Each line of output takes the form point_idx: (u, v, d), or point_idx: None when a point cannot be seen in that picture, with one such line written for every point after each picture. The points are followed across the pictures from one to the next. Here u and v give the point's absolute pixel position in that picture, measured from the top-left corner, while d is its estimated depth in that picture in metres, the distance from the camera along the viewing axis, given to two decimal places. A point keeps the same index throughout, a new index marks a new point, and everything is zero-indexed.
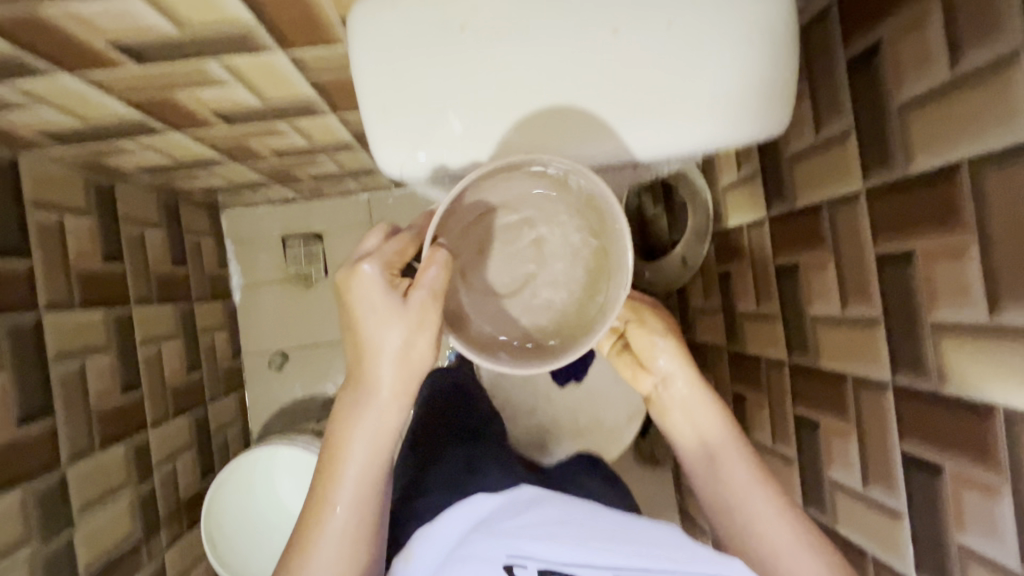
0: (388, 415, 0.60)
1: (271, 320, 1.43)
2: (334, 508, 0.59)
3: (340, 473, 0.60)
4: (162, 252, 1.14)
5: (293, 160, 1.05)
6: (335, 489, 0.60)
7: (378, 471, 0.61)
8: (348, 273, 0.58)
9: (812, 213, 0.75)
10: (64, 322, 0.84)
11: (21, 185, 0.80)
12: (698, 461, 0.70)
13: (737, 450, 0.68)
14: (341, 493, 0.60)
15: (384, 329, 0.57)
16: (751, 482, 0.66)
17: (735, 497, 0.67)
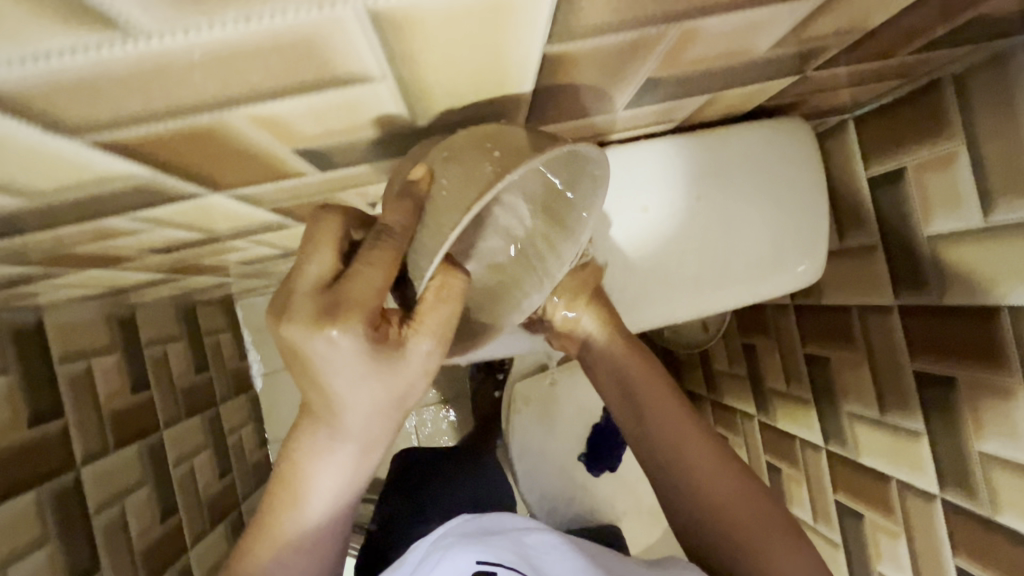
0: (352, 474, 0.46)
1: (294, 404, 1.43)
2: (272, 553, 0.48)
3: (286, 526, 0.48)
4: (184, 363, 1.14)
5: None
6: (280, 532, 0.48)
7: (336, 524, 0.49)
8: (295, 328, 0.35)
9: (840, 313, 0.74)
10: (101, 469, 0.84)
11: (49, 343, 0.80)
12: (681, 502, 0.53)
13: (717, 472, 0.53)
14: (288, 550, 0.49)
15: (358, 391, 0.39)
16: (731, 516, 0.51)
17: (727, 532, 0.51)
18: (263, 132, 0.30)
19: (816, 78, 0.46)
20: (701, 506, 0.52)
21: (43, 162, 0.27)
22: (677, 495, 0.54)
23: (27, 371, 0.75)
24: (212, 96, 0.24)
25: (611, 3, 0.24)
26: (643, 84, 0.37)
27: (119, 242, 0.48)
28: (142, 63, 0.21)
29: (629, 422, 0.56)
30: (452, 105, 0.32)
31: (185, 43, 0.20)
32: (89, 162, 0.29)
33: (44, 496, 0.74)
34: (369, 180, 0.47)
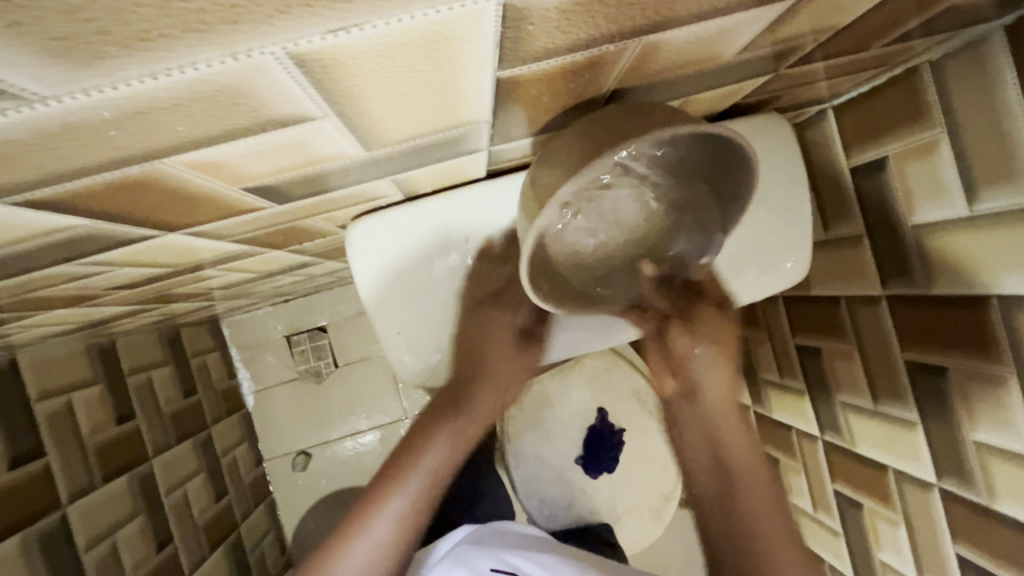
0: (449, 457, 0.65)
1: (288, 420, 1.42)
2: (365, 535, 0.61)
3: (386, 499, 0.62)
4: (171, 387, 1.12)
5: (290, 284, 1.03)
6: (381, 503, 0.62)
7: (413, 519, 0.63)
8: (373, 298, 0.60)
9: (830, 304, 0.73)
10: (88, 505, 0.82)
11: (24, 382, 0.78)
12: (704, 474, 0.61)
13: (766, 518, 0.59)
14: (379, 520, 0.62)
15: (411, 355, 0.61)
16: (752, 502, 0.60)
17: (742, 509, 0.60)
18: (204, 174, 0.28)
19: (790, 74, 0.45)
20: (729, 490, 0.60)
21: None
22: (708, 476, 0.61)
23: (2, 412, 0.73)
24: (137, 148, 0.23)
25: (560, 26, 0.23)
26: (609, 95, 0.35)
27: (79, 285, 0.47)
28: (48, 126, 0.19)
29: (705, 474, 0.62)
30: (407, 133, 0.31)
31: (92, 102, 0.18)
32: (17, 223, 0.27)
33: (28, 539, 0.72)
34: (334, 206, 0.45)
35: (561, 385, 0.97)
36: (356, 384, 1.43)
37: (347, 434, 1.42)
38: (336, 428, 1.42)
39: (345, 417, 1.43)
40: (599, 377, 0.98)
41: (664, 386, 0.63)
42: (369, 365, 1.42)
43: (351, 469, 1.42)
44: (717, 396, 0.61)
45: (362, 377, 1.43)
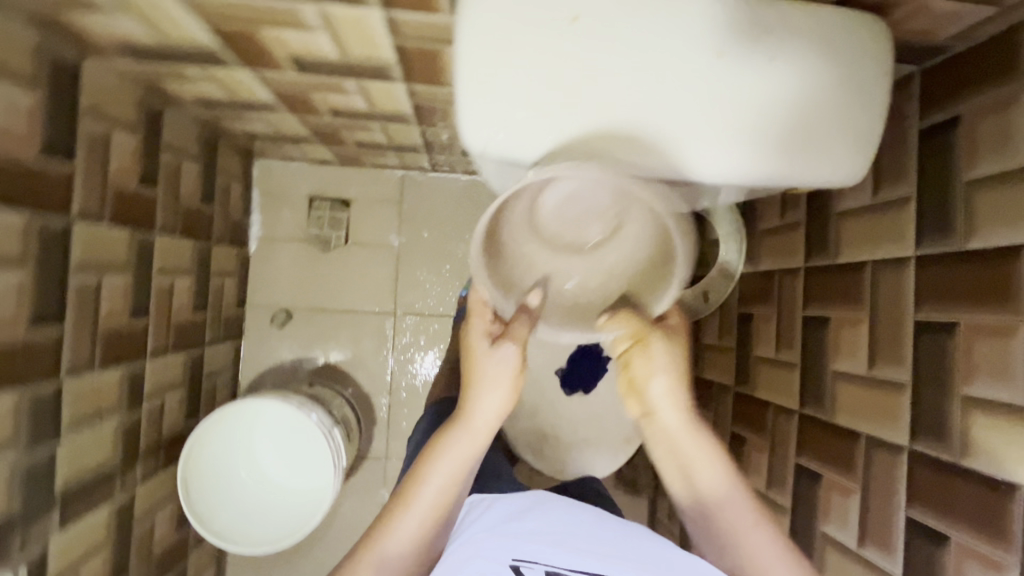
0: (470, 411, 0.72)
1: (282, 277, 1.42)
2: (403, 511, 0.70)
3: (427, 468, 0.71)
4: (193, 185, 1.12)
5: (345, 122, 1.04)
6: (405, 509, 0.70)
7: (445, 503, 0.71)
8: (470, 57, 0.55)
9: (853, 270, 0.75)
10: (90, 233, 0.82)
11: (80, 89, 0.78)
12: (677, 478, 0.73)
13: (761, 535, 0.67)
14: (409, 517, 0.69)
15: (501, 351, 0.73)
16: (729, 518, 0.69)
17: (712, 503, 0.70)
18: None
19: None
20: (735, 505, 0.70)
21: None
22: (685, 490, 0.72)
23: (53, 101, 0.74)
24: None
25: None
26: None
27: None
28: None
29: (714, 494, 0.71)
30: None
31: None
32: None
33: (33, 225, 0.72)
34: None
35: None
36: (359, 266, 1.44)
37: (333, 309, 1.43)
38: (325, 300, 1.43)
39: (337, 293, 1.43)
40: None
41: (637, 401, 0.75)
42: (378, 252, 1.44)
43: (323, 343, 1.42)
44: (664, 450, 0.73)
45: (367, 261, 1.44)
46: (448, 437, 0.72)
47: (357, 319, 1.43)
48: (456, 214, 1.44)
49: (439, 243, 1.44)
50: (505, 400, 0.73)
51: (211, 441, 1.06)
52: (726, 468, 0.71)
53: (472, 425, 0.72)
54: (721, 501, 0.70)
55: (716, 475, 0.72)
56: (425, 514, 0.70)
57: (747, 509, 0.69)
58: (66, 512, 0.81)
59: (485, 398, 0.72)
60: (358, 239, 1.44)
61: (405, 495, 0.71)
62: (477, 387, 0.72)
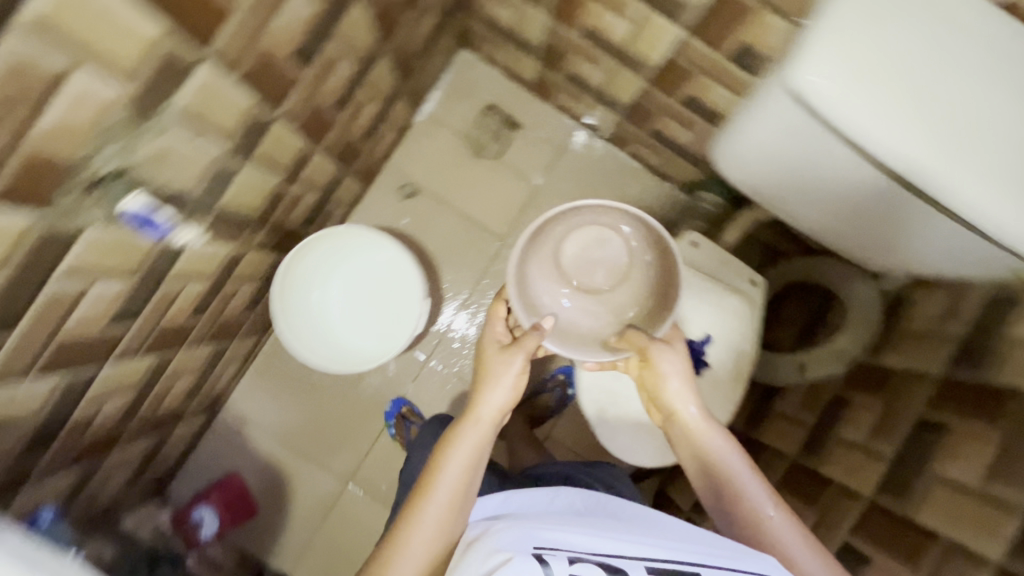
0: (478, 408, 0.80)
1: (427, 157, 1.48)
2: (429, 505, 0.73)
3: (449, 451, 0.77)
4: (423, 34, 1.18)
5: (586, 46, 1.09)
6: (426, 497, 0.74)
7: (467, 478, 0.76)
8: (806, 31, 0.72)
9: (1005, 394, 0.77)
10: (358, 14, 0.88)
11: None
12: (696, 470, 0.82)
13: (785, 519, 0.75)
14: (450, 468, 0.76)
15: (516, 355, 0.83)
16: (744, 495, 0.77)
17: (728, 493, 0.79)
18: None
19: None
20: (743, 499, 0.78)
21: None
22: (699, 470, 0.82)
23: None
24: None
25: None
26: None
27: None
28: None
29: (720, 498, 0.79)
30: None
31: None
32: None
33: None
34: None
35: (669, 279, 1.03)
36: (495, 184, 1.48)
37: (453, 208, 1.48)
38: (451, 197, 1.48)
39: (465, 197, 1.48)
40: (726, 315, 1.02)
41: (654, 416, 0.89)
42: (518, 181, 1.48)
43: (429, 231, 1.47)
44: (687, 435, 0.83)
45: (504, 183, 1.49)
46: (475, 416, 0.80)
47: (468, 228, 1.47)
48: (601, 185, 1.48)
49: (573, 202, 1.48)
50: (510, 396, 0.81)
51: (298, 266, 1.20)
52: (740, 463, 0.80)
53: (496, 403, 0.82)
54: (738, 483, 0.78)
55: (736, 460, 0.80)
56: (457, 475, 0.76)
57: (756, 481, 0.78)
58: (212, 227, 0.86)
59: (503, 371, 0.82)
60: (507, 161, 1.49)
61: (426, 484, 0.75)
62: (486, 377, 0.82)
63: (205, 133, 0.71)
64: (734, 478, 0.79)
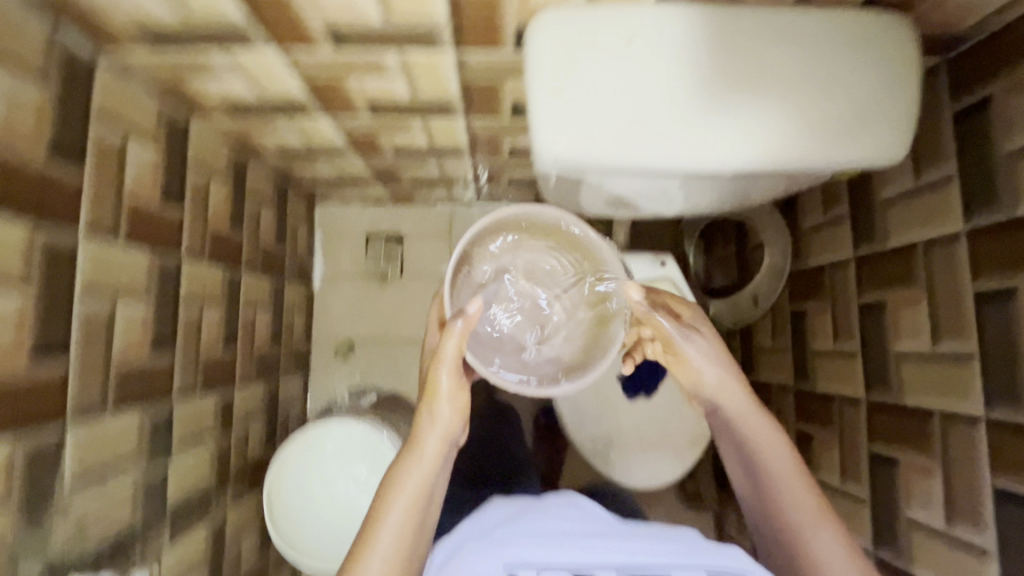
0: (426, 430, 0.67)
1: (345, 310, 1.52)
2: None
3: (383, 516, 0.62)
4: (269, 231, 1.24)
5: (405, 160, 1.15)
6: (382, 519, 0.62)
7: (410, 527, 0.62)
8: None
9: (905, 256, 0.79)
10: (193, 270, 0.92)
11: (188, 146, 0.90)
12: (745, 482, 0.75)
13: (799, 490, 0.69)
14: (381, 533, 0.61)
15: (441, 407, 0.67)
16: (791, 489, 0.70)
17: (778, 491, 0.70)
18: None
19: None
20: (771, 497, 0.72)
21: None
22: (742, 469, 0.75)
23: (168, 159, 0.85)
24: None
25: None
26: None
27: None
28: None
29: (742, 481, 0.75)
30: None
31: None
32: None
33: (152, 263, 0.81)
34: None
35: None
36: (413, 297, 1.52)
37: (392, 337, 1.51)
38: (384, 330, 1.52)
39: (396, 323, 1.52)
40: None
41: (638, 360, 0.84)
42: (431, 281, 1.53)
43: (384, 370, 1.50)
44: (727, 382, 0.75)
45: (421, 291, 1.53)
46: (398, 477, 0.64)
47: (414, 347, 1.50)
48: None
49: None
50: (449, 426, 0.67)
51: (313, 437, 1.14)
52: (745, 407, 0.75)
53: (442, 422, 0.67)
54: (771, 482, 0.71)
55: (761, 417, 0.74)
56: (398, 520, 0.62)
57: (803, 489, 0.69)
58: (174, 530, 0.87)
59: (445, 385, 0.66)
60: (411, 270, 1.53)
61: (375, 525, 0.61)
62: (430, 401, 0.67)
63: (113, 471, 0.73)
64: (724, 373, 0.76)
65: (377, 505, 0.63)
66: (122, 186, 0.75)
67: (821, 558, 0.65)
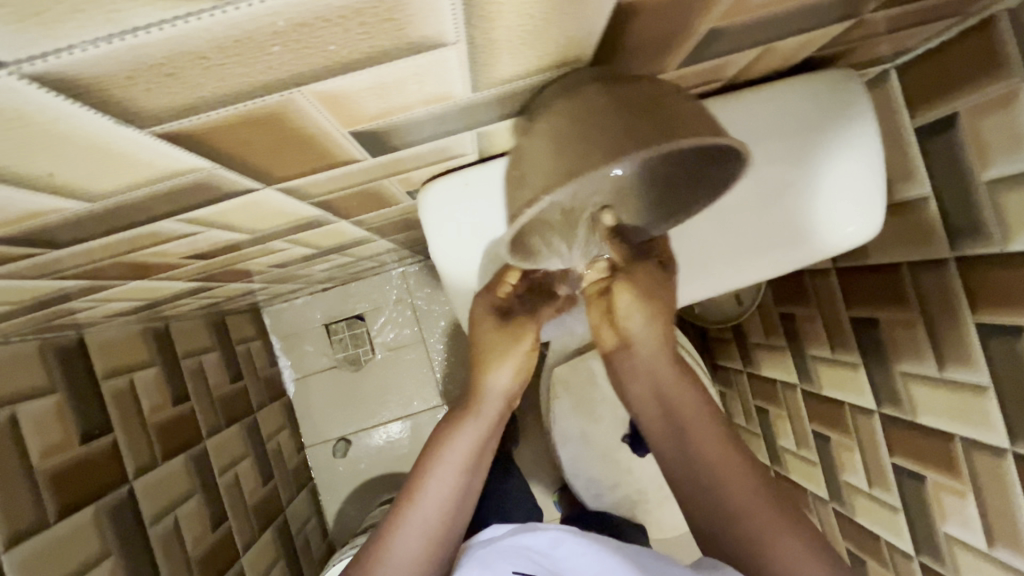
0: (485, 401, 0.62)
1: (329, 406, 1.45)
2: (412, 512, 0.60)
3: (430, 474, 0.61)
4: (219, 374, 1.14)
5: (335, 268, 1.04)
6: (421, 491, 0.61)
7: (451, 505, 0.61)
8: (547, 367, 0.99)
9: (890, 274, 0.72)
10: (149, 483, 0.84)
11: (91, 360, 0.80)
12: (657, 421, 0.59)
13: (721, 459, 0.55)
14: (400, 538, 0.59)
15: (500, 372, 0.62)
16: (716, 464, 0.55)
17: (705, 470, 0.55)
18: (325, 111, 0.29)
19: (865, 24, 0.44)
20: (686, 447, 0.57)
21: (44, 148, 0.24)
22: (657, 419, 0.59)
23: (74, 391, 0.76)
24: (252, 82, 0.23)
25: None
26: (704, 36, 0.35)
27: (168, 245, 0.47)
28: (155, 55, 0.20)
29: (669, 451, 0.58)
30: (514, 73, 0.31)
31: (156, 40, 0.19)
32: (27, 203, 0.29)
33: (100, 512, 0.74)
34: (411, 167, 0.46)
35: (554, 409, 0.98)
36: (393, 373, 1.45)
37: (386, 419, 1.45)
38: (374, 414, 1.45)
39: (384, 403, 1.45)
40: None
41: (604, 337, 0.59)
42: (406, 351, 1.45)
43: (387, 453, 1.45)
44: (654, 331, 0.57)
45: (400, 362, 1.45)
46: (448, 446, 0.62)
47: (409, 421, 1.45)
48: None
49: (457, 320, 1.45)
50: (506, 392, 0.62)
51: None
52: (671, 363, 0.57)
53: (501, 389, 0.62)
54: (699, 462, 0.55)
55: (682, 393, 0.57)
56: (435, 506, 0.60)
57: (746, 485, 0.54)
58: None
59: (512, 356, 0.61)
60: (384, 347, 1.45)
61: (415, 488, 0.61)
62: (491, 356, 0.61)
63: None
64: (657, 344, 0.57)
65: (417, 482, 0.61)
66: (28, 462, 0.66)
67: (743, 512, 0.53)
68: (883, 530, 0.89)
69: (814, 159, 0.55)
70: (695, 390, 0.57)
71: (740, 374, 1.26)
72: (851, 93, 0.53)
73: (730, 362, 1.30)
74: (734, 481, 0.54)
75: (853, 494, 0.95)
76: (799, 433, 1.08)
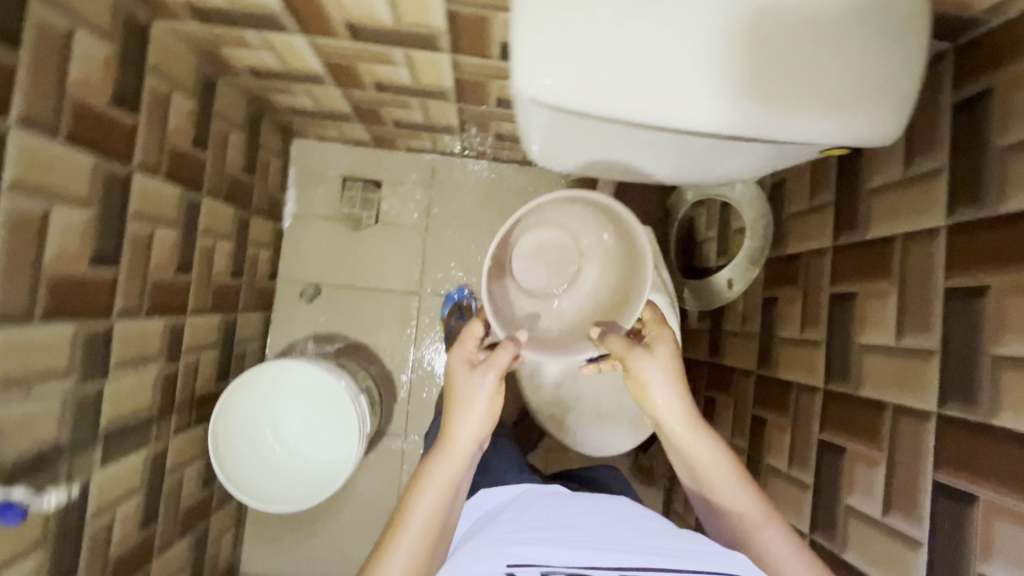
0: (454, 426, 0.73)
1: (314, 252, 1.47)
2: (397, 543, 0.67)
3: (413, 502, 0.69)
4: (238, 157, 1.17)
5: (387, 97, 1.08)
6: (403, 525, 0.68)
7: (439, 514, 0.69)
8: None
9: (881, 247, 0.77)
10: (147, 186, 0.86)
11: (148, 46, 0.83)
12: (684, 469, 0.79)
13: (749, 498, 0.72)
14: (392, 560, 0.66)
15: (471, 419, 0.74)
16: (744, 509, 0.72)
17: (742, 523, 0.72)
18: None
19: None
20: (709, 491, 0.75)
21: None
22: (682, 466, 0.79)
23: (125, 57, 0.78)
24: None
25: None
26: None
27: None
28: None
29: (690, 483, 0.79)
30: None
31: None
32: None
33: (99, 169, 0.76)
34: None
35: None
36: (385, 246, 1.48)
37: (361, 286, 1.47)
38: (352, 277, 1.47)
39: (365, 270, 1.47)
40: None
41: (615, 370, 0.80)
42: (406, 231, 1.48)
43: (348, 317, 1.47)
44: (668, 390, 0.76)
45: (396, 240, 1.48)
46: (424, 479, 0.71)
47: (382, 296, 1.47)
48: (483, 198, 1.48)
49: (465, 223, 1.48)
50: (481, 406, 0.74)
51: (250, 393, 1.07)
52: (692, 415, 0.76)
53: (477, 411, 0.73)
54: (728, 503, 0.73)
55: (700, 439, 0.76)
56: (417, 539, 0.67)
57: (778, 528, 0.69)
58: (107, 451, 0.84)
59: (477, 399, 0.73)
60: (388, 220, 1.48)
61: (394, 528, 0.68)
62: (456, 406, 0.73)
63: (38, 383, 0.70)
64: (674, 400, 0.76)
65: (402, 512, 0.69)
66: (64, 78, 0.68)
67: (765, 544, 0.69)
68: (787, 512, 0.91)
69: (849, 32, 0.57)
70: (711, 438, 0.75)
71: (701, 364, 1.30)
72: (919, 8, 0.59)
73: (697, 351, 1.33)
74: (773, 522, 0.70)
75: (771, 477, 0.97)
76: (739, 420, 1.11)
